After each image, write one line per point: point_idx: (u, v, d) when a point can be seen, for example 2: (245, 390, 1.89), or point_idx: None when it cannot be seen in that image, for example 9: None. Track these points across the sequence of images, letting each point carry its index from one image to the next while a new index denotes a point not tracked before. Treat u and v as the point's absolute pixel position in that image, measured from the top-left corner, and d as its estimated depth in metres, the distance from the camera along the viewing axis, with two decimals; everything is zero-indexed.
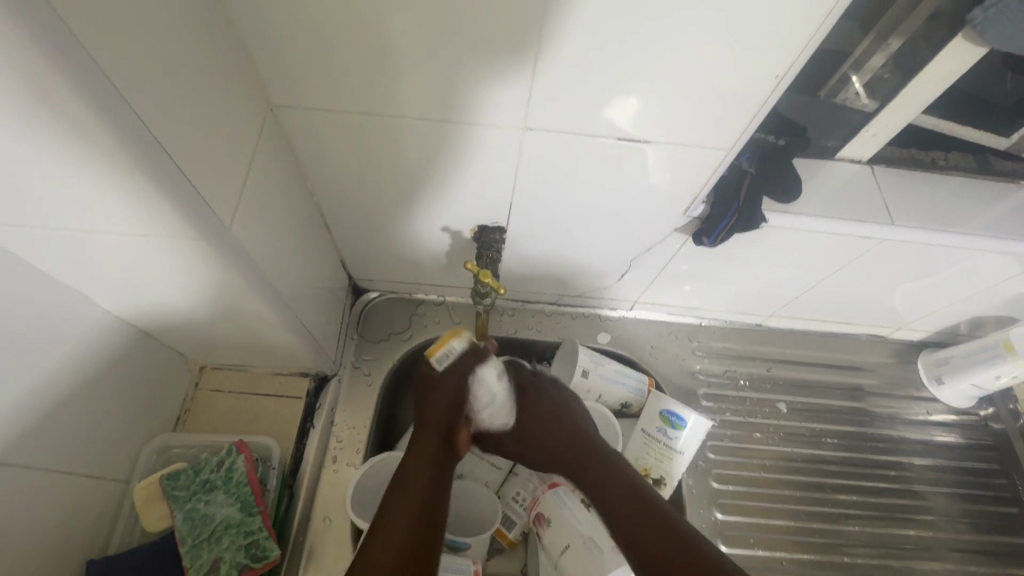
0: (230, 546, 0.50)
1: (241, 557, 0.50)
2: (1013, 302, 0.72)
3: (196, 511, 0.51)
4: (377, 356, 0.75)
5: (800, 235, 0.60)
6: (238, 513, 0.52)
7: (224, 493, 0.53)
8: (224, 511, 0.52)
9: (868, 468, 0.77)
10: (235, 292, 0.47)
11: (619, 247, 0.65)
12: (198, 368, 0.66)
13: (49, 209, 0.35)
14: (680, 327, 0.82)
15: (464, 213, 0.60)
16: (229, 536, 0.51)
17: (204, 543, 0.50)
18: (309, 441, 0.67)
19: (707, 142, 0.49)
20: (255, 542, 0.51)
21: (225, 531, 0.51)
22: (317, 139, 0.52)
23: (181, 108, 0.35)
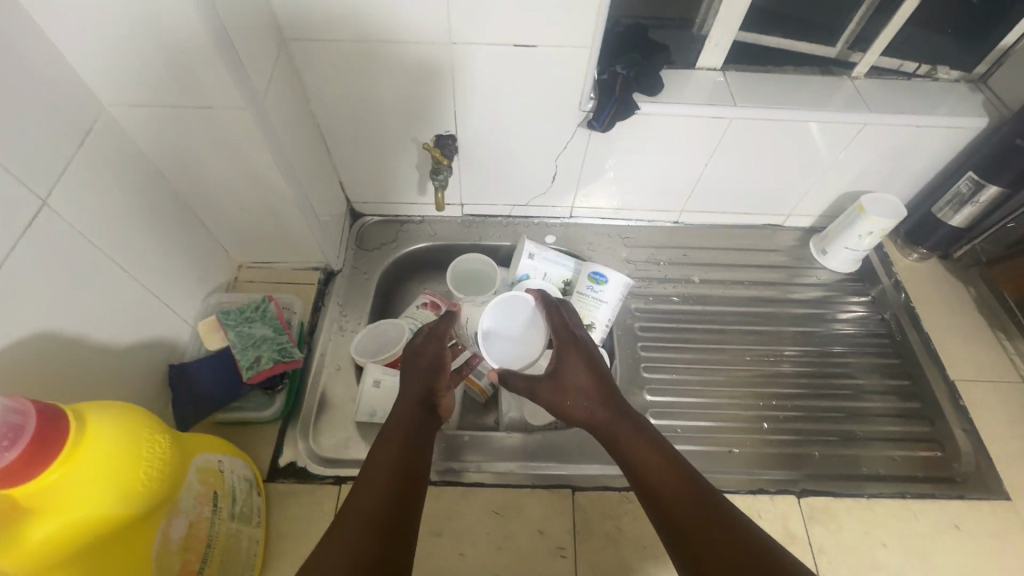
0: (267, 349, 0.71)
1: (275, 355, 0.70)
2: (864, 176, 0.92)
3: (242, 331, 0.73)
4: (371, 260, 0.97)
5: (668, 120, 0.81)
6: (272, 332, 0.73)
7: (261, 322, 0.74)
8: (262, 331, 0.73)
9: (769, 318, 0.95)
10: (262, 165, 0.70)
11: (543, 149, 0.87)
12: (237, 267, 0.89)
13: (154, 82, 0.59)
14: (613, 228, 1.02)
15: (423, 124, 0.83)
16: (266, 344, 0.71)
17: (249, 348, 0.71)
18: (321, 315, 0.88)
19: (577, 42, 0.70)
20: (284, 347, 0.72)
21: (263, 341, 0.72)
22: (315, 69, 0.73)
23: (230, 17, 0.57)
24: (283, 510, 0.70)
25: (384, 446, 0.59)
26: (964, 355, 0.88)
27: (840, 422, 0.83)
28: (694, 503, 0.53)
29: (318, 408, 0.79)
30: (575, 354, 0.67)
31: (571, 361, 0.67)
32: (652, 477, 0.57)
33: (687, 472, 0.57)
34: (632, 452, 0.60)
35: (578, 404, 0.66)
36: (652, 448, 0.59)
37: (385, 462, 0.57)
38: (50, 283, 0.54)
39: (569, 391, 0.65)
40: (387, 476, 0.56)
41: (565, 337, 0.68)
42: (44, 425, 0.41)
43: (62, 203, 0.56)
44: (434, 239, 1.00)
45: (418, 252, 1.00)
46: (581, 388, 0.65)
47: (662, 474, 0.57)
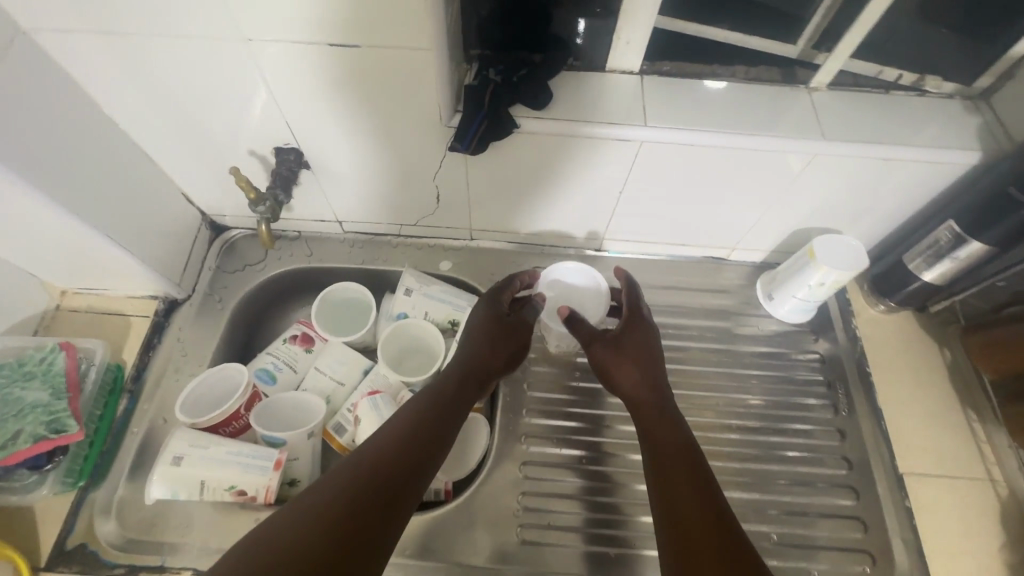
0: (32, 421, 0.58)
1: (40, 429, 0.58)
2: (820, 210, 0.74)
3: (11, 393, 0.60)
4: (230, 284, 0.83)
5: (560, 140, 0.64)
6: (47, 396, 0.60)
7: (40, 380, 0.61)
8: (35, 394, 0.60)
9: (694, 379, 0.77)
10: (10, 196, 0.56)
11: (414, 167, 0.71)
12: (60, 292, 0.77)
13: None
14: (523, 255, 0.86)
15: (257, 132, 0.66)
16: (34, 414, 0.59)
17: (11, 418, 0.58)
18: (153, 354, 0.75)
19: (411, 42, 0.53)
20: (57, 418, 0.59)
21: (32, 410, 0.59)
22: (86, 64, 0.57)
23: None
24: None
25: (396, 417, 0.57)
26: (921, 439, 0.73)
27: (772, 524, 0.68)
28: (701, 494, 0.54)
29: (126, 477, 0.67)
30: (641, 342, 0.67)
31: (637, 334, 0.68)
32: (672, 469, 0.56)
33: (693, 454, 0.58)
34: (658, 435, 0.60)
35: (627, 380, 0.65)
36: (681, 436, 0.60)
37: (394, 435, 0.55)
38: None
39: (622, 360, 0.66)
40: (389, 447, 0.53)
41: (634, 309, 0.70)
42: None
43: None
44: (308, 260, 0.85)
45: (290, 276, 0.85)
46: (635, 361, 0.66)
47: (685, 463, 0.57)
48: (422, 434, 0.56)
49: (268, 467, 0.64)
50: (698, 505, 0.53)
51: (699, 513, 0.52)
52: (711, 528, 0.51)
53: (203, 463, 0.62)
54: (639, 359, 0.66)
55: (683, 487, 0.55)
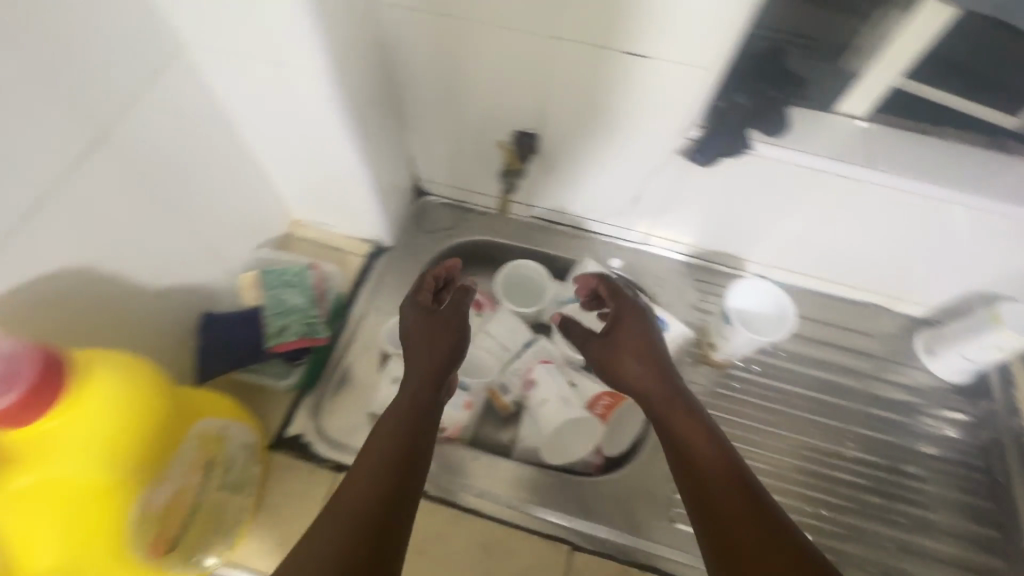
0: (297, 322, 0.71)
1: (304, 330, 0.71)
2: (1009, 279, 0.76)
3: (277, 295, 0.72)
4: (426, 243, 0.93)
5: (785, 168, 0.70)
6: (306, 304, 0.72)
7: (299, 290, 0.73)
8: (297, 300, 0.72)
9: (848, 414, 0.82)
10: (336, 136, 0.67)
11: (631, 171, 0.78)
12: (292, 223, 0.89)
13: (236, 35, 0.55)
14: (688, 265, 0.92)
15: (509, 116, 0.75)
16: (298, 316, 0.72)
17: (280, 316, 0.71)
18: (362, 289, 0.86)
19: (700, 60, 0.61)
20: (314, 323, 0.72)
21: (295, 312, 0.72)
22: (404, 35, 0.67)
23: None
24: (281, 483, 0.69)
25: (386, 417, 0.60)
26: None
27: (893, 557, 0.73)
28: (727, 481, 0.57)
29: (336, 388, 0.77)
30: (636, 336, 0.70)
31: (629, 331, 0.71)
32: (725, 516, 0.54)
33: (750, 491, 0.55)
34: (697, 454, 0.60)
35: (635, 374, 0.68)
36: (687, 410, 0.63)
37: (393, 441, 0.57)
38: (102, 215, 0.53)
39: (625, 356, 0.69)
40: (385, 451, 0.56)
41: (620, 305, 0.74)
42: (45, 376, 0.41)
43: (124, 139, 0.53)
44: (494, 234, 0.95)
45: (475, 245, 0.95)
46: (641, 366, 0.68)
47: (701, 449, 0.60)
48: (419, 417, 0.60)
49: (461, 406, 0.73)
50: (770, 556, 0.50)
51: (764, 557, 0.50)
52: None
53: None
54: (634, 347, 0.70)
55: (739, 535, 0.52)
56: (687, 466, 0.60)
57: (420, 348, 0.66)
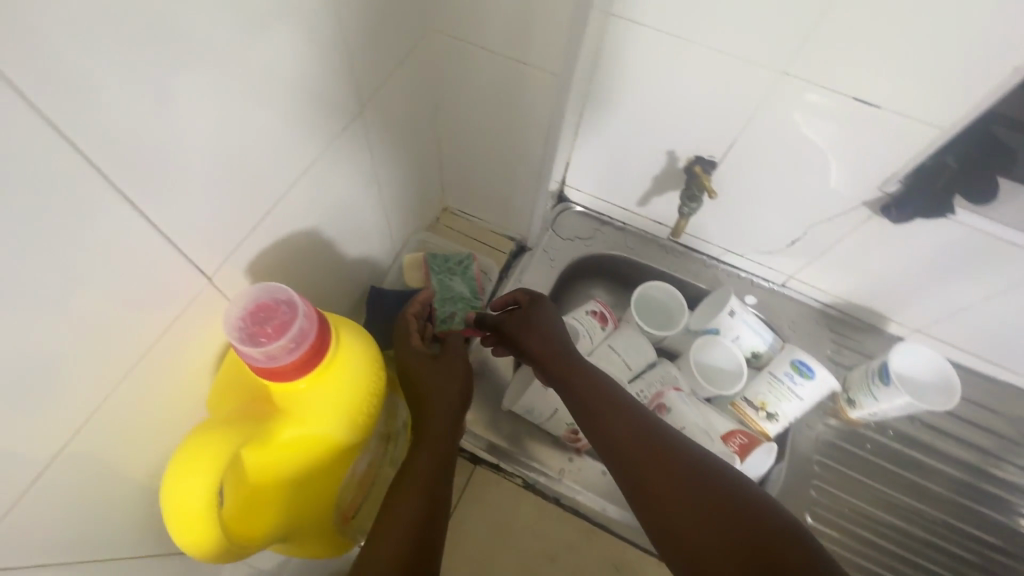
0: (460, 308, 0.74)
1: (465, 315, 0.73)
2: None
3: (444, 280, 0.75)
4: (563, 249, 0.93)
5: (978, 239, 0.68)
6: (468, 292, 0.75)
7: (462, 277, 0.76)
8: (461, 287, 0.75)
9: (975, 495, 0.81)
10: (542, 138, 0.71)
11: (802, 214, 0.77)
12: (443, 208, 0.90)
13: (493, 28, 0.58)
14: (826, 315, 0.90)
15: (692, 141, 0.75)
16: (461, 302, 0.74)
17: (445, 300, 0.74)
18: (503, 284, 0.87)
19: (930, 120, 0.59)
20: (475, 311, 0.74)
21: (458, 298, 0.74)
22: (619, 49, 0.67)
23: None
24: None
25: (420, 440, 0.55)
26: None
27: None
28: (655, 454, 0.51)
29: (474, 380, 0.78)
30: (547, 317, 0.64)
31: (541, 310, 0.64)
32: (664, 496, 0.49)
33: (674, 454, 0.51)
34: (617, 436, 0.54)
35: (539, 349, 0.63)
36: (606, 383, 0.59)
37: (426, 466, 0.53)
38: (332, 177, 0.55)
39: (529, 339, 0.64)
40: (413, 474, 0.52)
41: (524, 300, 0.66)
42: (321, 341, 0.41)
43: (364, 116, 0.56)
44: (629, 252, 0.94)
45: (609, 259, 0.95)
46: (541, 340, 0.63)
47: (610, 411, 0.56)
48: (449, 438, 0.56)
49: None
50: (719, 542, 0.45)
51: (724, 534, 0.45)
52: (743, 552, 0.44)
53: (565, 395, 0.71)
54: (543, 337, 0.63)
55: (684, 512, 0.48)
56: (614, 455, 0.54)
57: (436, 377, 0.58)
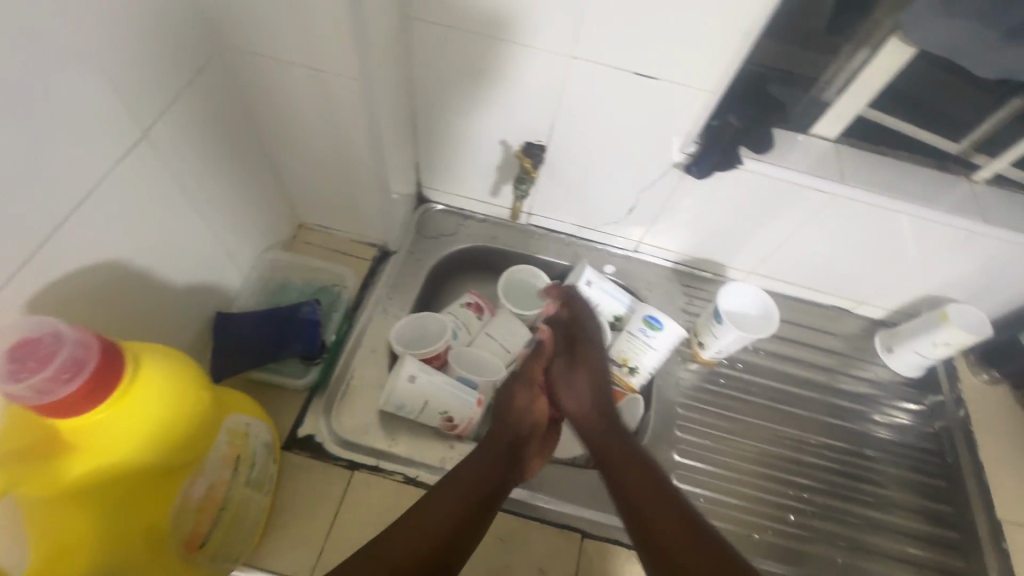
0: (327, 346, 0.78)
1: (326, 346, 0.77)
2: (952, 285, 0.88)
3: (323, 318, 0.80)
4: (428, 247, 0.95)
5: (770, 182, 0.78)
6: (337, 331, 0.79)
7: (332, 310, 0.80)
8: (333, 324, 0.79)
9: (823, 407, 0.91)
10: (360, 145, 0.72)
11: (629, 184, 0.85)
12: (298, 225, 0.89)
13: (276, 40, 0.59)
14: (676, 271, 0.99)
15: (518, 129, 0.80)
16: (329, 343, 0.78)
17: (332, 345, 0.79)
18: (369, 293, 0.87)
19: (696, 83, 0.68)
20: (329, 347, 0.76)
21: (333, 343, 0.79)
22: (433, 49, 0.71)
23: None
24: (293, 484, 0.68)
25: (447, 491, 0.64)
26: (1014, 495, 0.84)
27: (858, 530, 0.80)
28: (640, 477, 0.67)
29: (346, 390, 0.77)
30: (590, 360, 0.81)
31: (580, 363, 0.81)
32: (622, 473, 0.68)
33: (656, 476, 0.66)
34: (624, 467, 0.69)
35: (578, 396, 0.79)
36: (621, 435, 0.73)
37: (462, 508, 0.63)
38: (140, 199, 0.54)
39: (574, 379, 0.80)
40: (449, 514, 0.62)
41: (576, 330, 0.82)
42: (102, 366, 0.41)
43: (160, 135, 0.54)
44: (494, 241, 0.98)
45: (475, 251, 0.98)
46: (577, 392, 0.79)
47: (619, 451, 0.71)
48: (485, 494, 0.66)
49: (474, 403, 0.76)
50: (647, 508, 0.64)
51: (650, 501, 0.64)
52: (657, 508, 0.63)
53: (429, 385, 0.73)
54: (592, 386, 0.79)
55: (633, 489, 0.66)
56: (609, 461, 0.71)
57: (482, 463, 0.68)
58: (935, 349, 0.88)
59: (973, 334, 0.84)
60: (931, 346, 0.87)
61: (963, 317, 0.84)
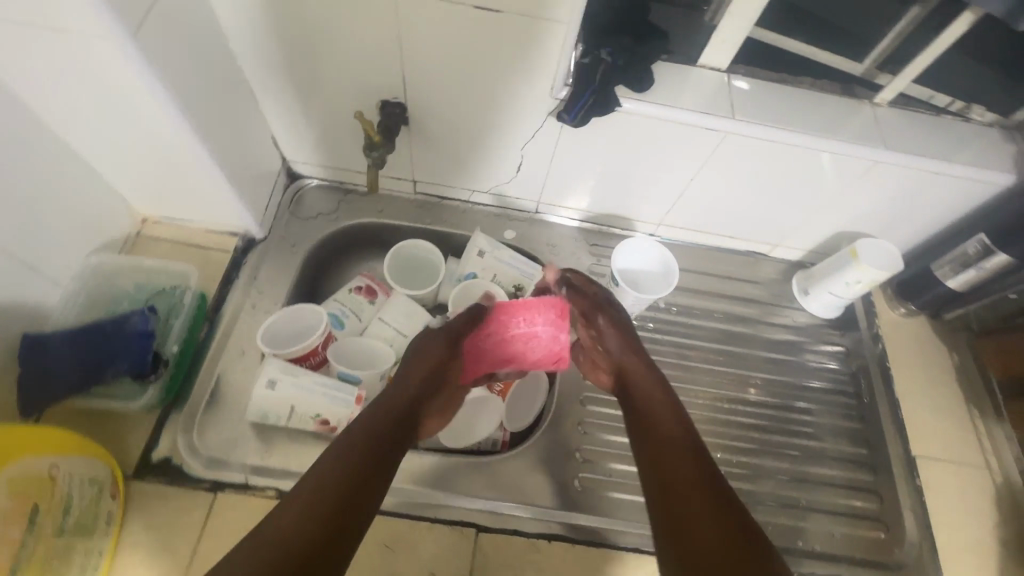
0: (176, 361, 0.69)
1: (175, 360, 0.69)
2: (864, 219, 0.83)
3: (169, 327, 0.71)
4: (304, 230, 0.85)
5: (657, 124, 0.70)
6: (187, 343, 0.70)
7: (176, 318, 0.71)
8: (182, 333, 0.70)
9: (742, 359, 0.86)
10: (159, 125, 0.59)
11: (508, 138, 0.76)
12: (142, 220, 0.78)
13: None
14: (583, 230, 0.92)
15: (370, 86, 0.70)
16: (180, 357, 0.69)
17: (184, 358, 0.70)
18: (232, 289, 0.77)
19: (549, 14, 0.59)
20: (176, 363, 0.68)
21: (185, 357, 0.70)
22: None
23: None
24: (141, 517, 0.61)
25: (353, 440, 0.52)
26: (930, 431, 0.82)
27: (792, 488, 0.77)
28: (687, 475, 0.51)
29: (205, 404, 0.68)
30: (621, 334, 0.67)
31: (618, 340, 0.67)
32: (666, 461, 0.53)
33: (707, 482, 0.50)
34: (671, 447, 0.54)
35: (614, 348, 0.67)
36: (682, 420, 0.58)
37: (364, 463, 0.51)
38: None
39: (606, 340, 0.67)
40: (354, 464, 0.50)
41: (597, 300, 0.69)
42: None
43: None
44: (379, 216, 0.88)
45: (360, 229, 0.88)
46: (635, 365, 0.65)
47: (667, 425, 0.57)
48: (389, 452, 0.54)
49: (351, 402, 0.67)
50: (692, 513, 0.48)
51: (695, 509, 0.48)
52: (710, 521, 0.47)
53: (291, 388, 0.65)
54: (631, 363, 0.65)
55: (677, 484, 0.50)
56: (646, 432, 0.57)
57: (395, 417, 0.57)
58: (848, 290, 0.84)
59: (886, 267, 0.79)
60: (843, 286, 0.83)
61: (875, 253, 0.80)
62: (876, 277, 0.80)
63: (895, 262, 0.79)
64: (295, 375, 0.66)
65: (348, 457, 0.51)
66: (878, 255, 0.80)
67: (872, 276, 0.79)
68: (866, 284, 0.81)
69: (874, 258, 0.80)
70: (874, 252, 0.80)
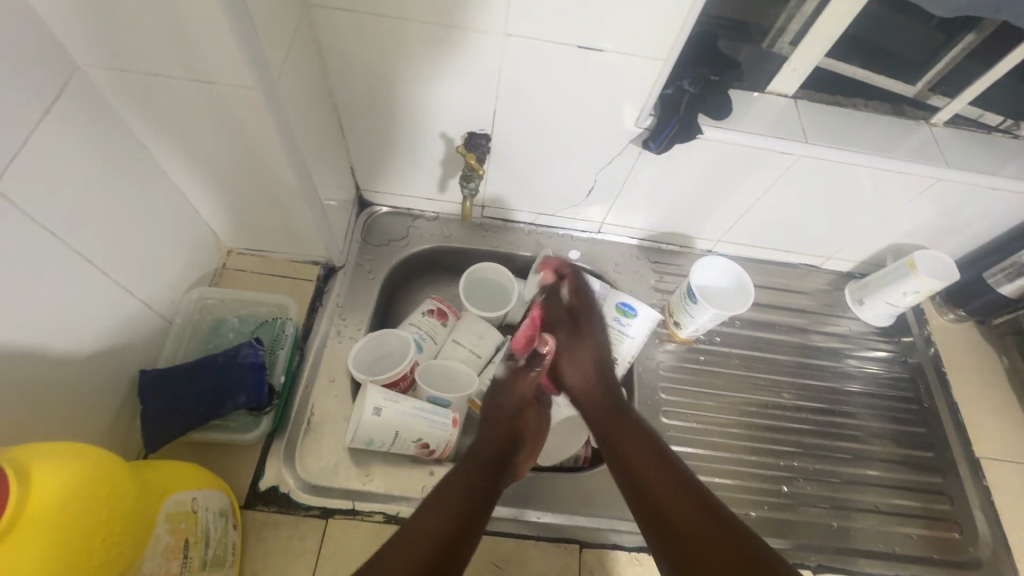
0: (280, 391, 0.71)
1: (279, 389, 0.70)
2: (918, 232, 0.87)
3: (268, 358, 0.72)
4: (378, 257, 0.87)
5: (734, 150, 0.73)
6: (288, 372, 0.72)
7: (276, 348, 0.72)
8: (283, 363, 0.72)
9: (805, 369, 0.89)
10: (273, 165, 0.61)
11: (584, 165, 0.79)
12: (226, 251, 0.80)
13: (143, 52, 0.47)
14: (643, 248, 0.95)
15: (457, 118, 0.73)
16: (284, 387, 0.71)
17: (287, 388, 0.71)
18: (318, 317, 0.79)
19: (648, 52, 0.61)
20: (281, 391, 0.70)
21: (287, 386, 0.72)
22: (345, 34, 0.62)
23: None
24: (259, 546, 0.63)
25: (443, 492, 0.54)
26: (989, 431, 0.86)
27: (840, 489, 0.80)
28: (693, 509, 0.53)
29: (305, 432, 0.70)
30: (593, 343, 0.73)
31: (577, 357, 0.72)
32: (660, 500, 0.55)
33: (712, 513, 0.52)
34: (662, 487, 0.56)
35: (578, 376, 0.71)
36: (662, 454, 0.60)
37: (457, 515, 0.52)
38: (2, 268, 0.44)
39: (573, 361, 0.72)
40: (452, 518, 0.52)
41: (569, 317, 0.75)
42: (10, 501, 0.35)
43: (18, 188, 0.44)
44: (448, 240, 0.91)
45: (430, 253, 0.91)
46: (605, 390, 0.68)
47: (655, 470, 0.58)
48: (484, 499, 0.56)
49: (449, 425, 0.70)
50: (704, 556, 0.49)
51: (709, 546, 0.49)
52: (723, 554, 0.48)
53: (395, 415, 0.66)
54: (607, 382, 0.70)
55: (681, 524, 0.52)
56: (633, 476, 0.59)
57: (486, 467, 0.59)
58: (903, 300, 0.87)
59: (944, 277, 0.83)
60: (899, 296, 0.87)
61: (933, 264, 0.84)
62: (932, 287, 0.83)
63: (952, 272, 0.83)
64: (397, 401, 0.67)
65: (450, 512, 0.53)
66: (935, 265, 0.84)
67: (929, 286, 0.83)
68: (922, 293, 0.85)
69: (931, 269, 0.83)
70: (931, 263, 0.84)
